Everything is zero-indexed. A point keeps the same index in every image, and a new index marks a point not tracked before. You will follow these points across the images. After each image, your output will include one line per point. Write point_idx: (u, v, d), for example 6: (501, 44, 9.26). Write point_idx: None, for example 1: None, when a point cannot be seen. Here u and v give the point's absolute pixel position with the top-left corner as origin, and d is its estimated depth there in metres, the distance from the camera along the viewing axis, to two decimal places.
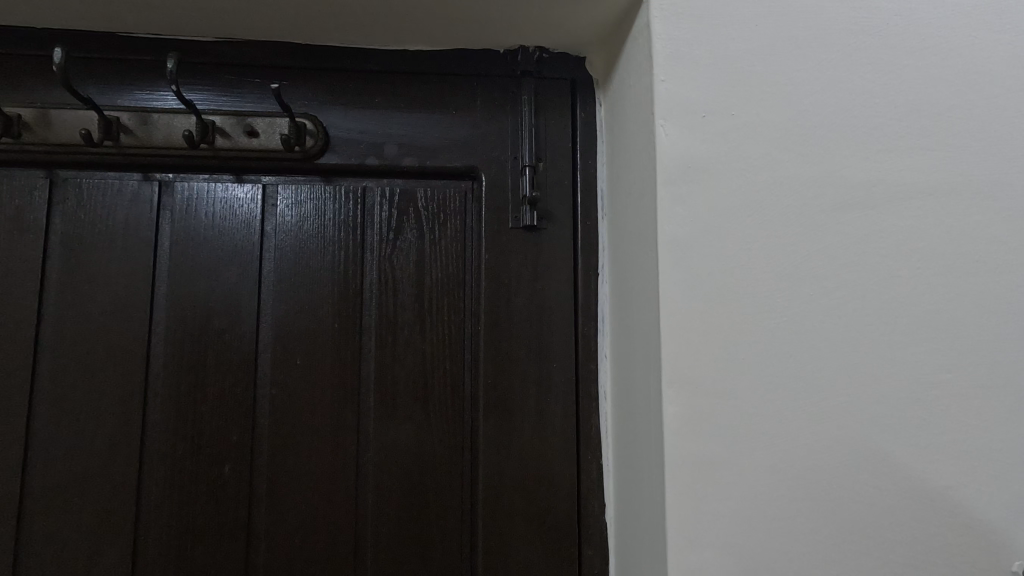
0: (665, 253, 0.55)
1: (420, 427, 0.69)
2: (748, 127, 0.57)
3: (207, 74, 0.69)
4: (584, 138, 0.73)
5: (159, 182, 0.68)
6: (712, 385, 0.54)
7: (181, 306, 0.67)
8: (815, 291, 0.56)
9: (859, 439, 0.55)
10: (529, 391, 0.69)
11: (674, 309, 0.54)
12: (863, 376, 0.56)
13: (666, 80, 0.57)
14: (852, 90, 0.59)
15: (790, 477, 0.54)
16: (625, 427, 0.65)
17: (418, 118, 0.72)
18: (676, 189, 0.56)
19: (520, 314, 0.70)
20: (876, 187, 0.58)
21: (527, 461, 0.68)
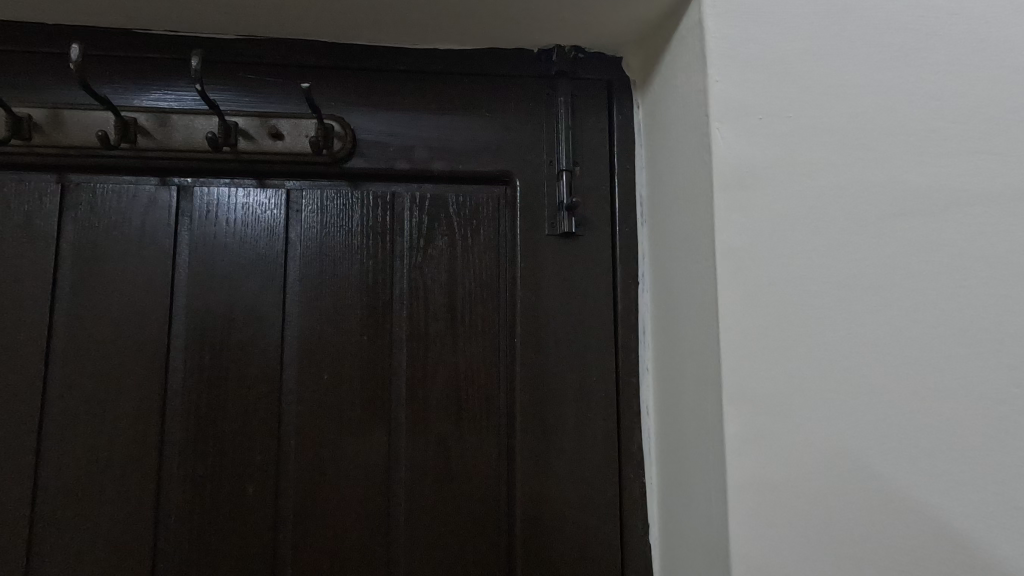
0: (724, 263, 0.52)
1: (454, 445, 0.65)
2: (808, 129, 0.54)
3: (228, 73, 0.66)
4: (622, 141, 0.70)
5: (177, 187, 0.65)
6: (775, 402, 0.51)
7: (201, 319, 0.64)
8: (879, 301, 0.53)
9: (928, 458, 0.52)
10: (568, 404, 0.66)
11: (735, 321, 0.52)
12: (931, 392, 0.53)
13: (721, 80, 0.54)
14: (912, 92, 0.56)
15: (856, 496, 0.51)
16: (672, 443, 0.62)
17: (449, 120, 0.69)
18: (732, 196, 0.53)
19: (558, 325, 0.67)
20: (940, 193, 0.55)
21: (567, 478, 0.65)
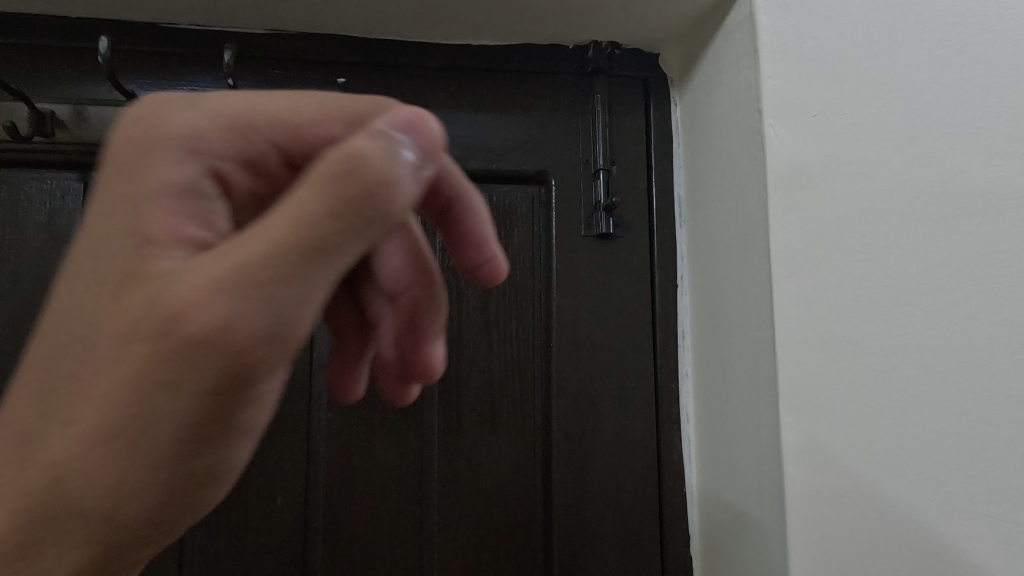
0: (779, 265, 0.50)
1: (488, 453, 0.63)
2: (863, 127, 0.52)
3: (255, 67, 0.63)
4: (659, 140, 0.68)
5: None
6: (833, 409, 0.49)
7: None
8: (940, 305, 0.51)
9: (991, 470, 0.50)
10: (607, 411, 0.64)
11: (792, 324, 0.50)
12: (994, 401, 0.51)
13: (773, 76, 0.52)
14: (969, 89, 0.54)
15: (918, 508, 0.49)
16: (717, 452, 0.60)
17: (482, 118, 0.67)
18: (787, 196, 0.51)
19: (595, 329, 0.65)
20: (1001, 194, 0.53)
21: (605, 488, 0.63)
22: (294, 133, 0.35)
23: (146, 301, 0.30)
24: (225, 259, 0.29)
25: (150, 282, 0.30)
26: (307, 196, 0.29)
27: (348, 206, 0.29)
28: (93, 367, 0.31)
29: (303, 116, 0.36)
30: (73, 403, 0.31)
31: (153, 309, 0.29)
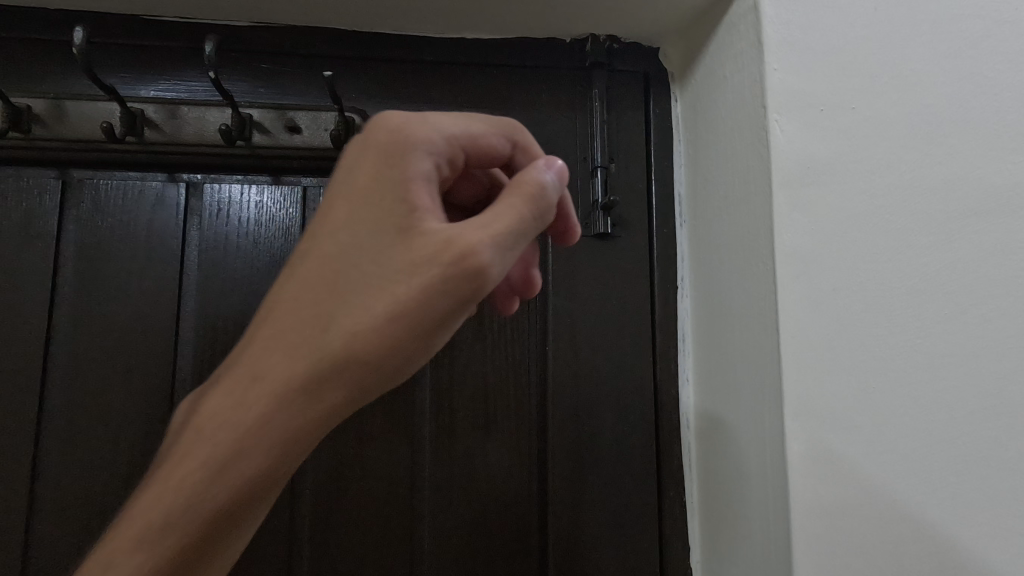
0: (784, 266, 0.48)
1: (481, 460, 0.61)
2: (872, 123, 0.50)
3: (242, 62, 0.61)
4: (659, 137, 0.66)
5: (186, 183, 0.61)
6: (840, 417, 0.47)
7: (212, 325, 0.59)
8: (953, 309, 0.49)
9: (1002, 480, 0.48)
10: (604, 418, 0.62)
11: (798, 328, 0.47)
12: (1007, 409, 0.49)
13: (778, 68, 0.50)
14: (982, 83, 0.51)
15: (930, 521, 0.47)
16: (718, 460, 0.57)
17: (477, 114, 0.64)
18: (793, 193, 0.49)
19: (593, 332, 0.63)
20: (1015, 192, 0.50)
21: (604, 497, 0.61)
22: (474, 140, 0.38)
23: (383, 270, 0.33)
24: (456, 236, 0.33)
25: (393, 252, 0.33)
26: (527, 209, 0.35)
27: (530, 216, 0.35)
28: (345, 319, 0.33)
29: (477, 127, 0.38)
30: (318, 337, 0.33)
31: (395, 277, 0.33)
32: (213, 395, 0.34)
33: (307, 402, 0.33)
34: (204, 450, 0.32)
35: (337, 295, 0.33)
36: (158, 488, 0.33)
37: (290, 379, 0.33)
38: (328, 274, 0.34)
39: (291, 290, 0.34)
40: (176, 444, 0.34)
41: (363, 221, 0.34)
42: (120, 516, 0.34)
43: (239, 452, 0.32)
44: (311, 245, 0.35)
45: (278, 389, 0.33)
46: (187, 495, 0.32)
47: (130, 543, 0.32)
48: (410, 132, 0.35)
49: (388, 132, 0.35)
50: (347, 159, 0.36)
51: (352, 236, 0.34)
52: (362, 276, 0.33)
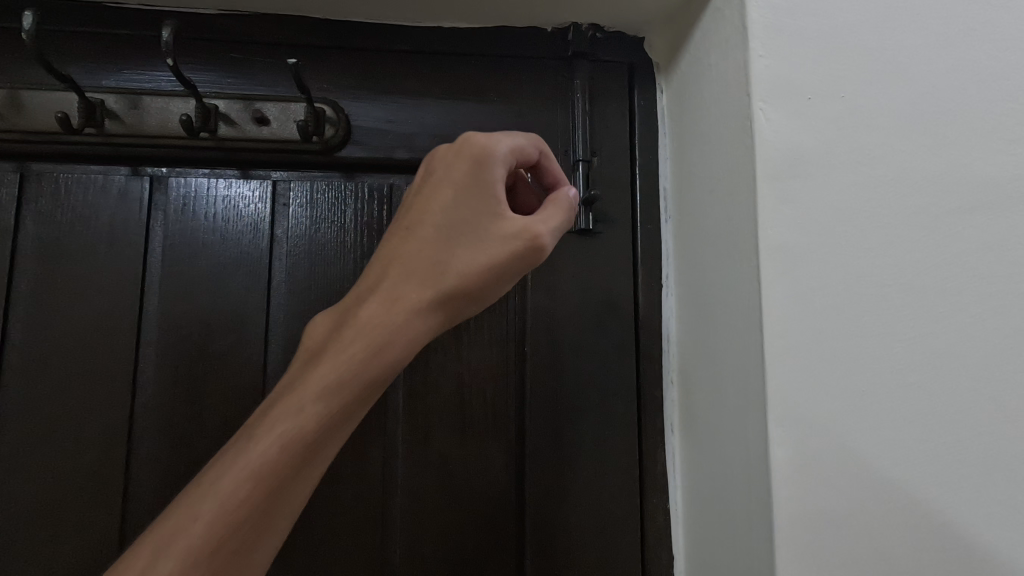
0: (770, 264, 0.45)
1: (457, 465, 0.58)
2: (862, 112, 0.47)
3: (208, 51, 0.58)
4: (644, 130, 0.64)
5: (150, 177, 0.58)
6: (829, 423, 0.44)
7: (176, 325, 0.57)
8: (949, 308, 0.46)
9: (997, 488, 0.46)
10: (585, 421, 0.59)
11: (784, 329, 0.45)
12: (1003, 413, 0.46)
13: (765, 55, 0.47)
14: (979, 71, 0.49)
15: (922, 533, 0.44)
16: (703, 467, 0.55)
17: (455, 106, 0.62)
18: (781, 187, 0.46)
19: (574, 332, 0.60)
20: (1013, 185, 0.48)
21: (585, 505, 0.58)
22: (523, 151, 0.44)
23: (474, 240, 0.41)
24: (531, 221, 0.41)
25: (480, 233, 0.41)
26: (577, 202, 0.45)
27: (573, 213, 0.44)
28: (458, 260, 0.41)
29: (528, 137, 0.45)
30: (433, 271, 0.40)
31: (492, 239, 0.41)
32: (320, 344, 0.39)
33: (421, 322, 0.40)
34: (321, 382, 0.37)
35: (436, 262, 0.40)
36: (275, 418, 0.37)
37: (410, 304, 0.39)
38: (427, 247, 0.41)
39: (391, 261, 0.41)
40: (284, 385, 0.39)
41: (454, 207, 0.41)
42: (229, 446, 0.37)
43: (348, 385, 0.38)
44: (408, 224, 0.42)
45: (406, 306, 0.39)
46: (306, 422, 0.36)
47: (250, 464, 0.35)
48: (492, 139, 0.42)
49: (483, 140, 0.42)
50: (435, 160, 0.43)
51: (444, 218, 0.41)
52: (454, 247, 0.41)
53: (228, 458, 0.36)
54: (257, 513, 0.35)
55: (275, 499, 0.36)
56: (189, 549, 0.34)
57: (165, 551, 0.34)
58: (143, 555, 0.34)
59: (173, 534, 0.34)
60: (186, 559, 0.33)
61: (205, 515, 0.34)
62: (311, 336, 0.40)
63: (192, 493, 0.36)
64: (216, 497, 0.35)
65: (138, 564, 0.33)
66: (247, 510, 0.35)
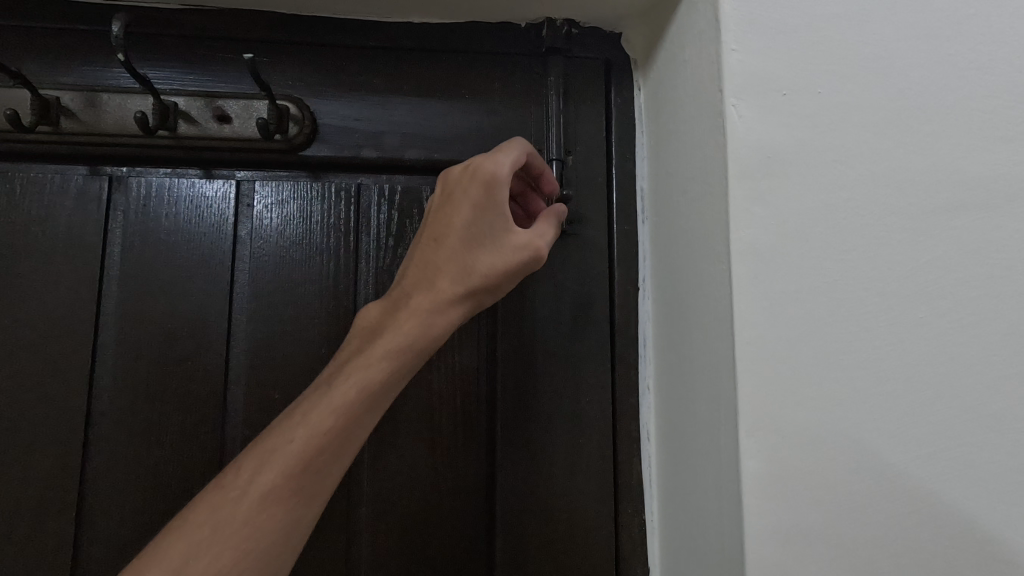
0: (741, 267, 0.43)
1: (424, 475, 0.56)
2: (839, 109, 0.46)
3: (168, 47, 0.57)
4: (621, 129, 0.62)
5: (109, 177, 0.57)
6: (801, 432, 0.43)
7: (135, 329, 0.55)
8: (930, 313, 0.44)
9: (977, 501, 0.44)
10: (557, 429, 0.57)
11: (756, 335, 0.43)
12: (986, 422, 0.44)
13: (738, 49, 0.46)
14: (961, 66, 0.47)
15: (896, 547, 0.43)
16: (677, 477, 0.53)
17: (425, 104, 0.60)
18: (753, 186, 0.44)
19: (546, 337, 0.58)
20: (998, 185, 0.46)
21: (557, 515, 0.57)
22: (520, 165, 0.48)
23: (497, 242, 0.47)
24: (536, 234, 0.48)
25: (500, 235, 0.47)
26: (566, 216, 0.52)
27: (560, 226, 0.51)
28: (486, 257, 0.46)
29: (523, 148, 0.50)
30: (465, 265, 0.46)
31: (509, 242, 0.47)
32: (376, 322, 0.44)
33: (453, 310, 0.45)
34: (386, 348, 0.43)
35: (469, 255, 0.46)
36: (347, 376, 0.42)
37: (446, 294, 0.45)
38: (460, 244, 0.46)
39: (433, 253, 0.47)
40: (347, 353, 0.44)
41: (480, 210, 0.46)
42: (305, 398, 0.42)
43: (407, 352, 0.43)
44: (441, 225, 0.47)
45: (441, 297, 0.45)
46: (372, 380, 0.42)
47: (332, 408, 0.40)
48: (502, 161, 0.47)
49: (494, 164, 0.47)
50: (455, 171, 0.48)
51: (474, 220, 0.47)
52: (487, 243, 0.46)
53: (308, 405, 0.41)
54: (333, 450, 0.40)
55: (348, 441, 0.41)
56: (280, 475, 0.38)
57: (259, 476, 0.38)
58: (240, 480, 0.38)
59: (264, 462, 0.39)
60: (280, 482, 0.38)
61: (294, 446, 0.39)
62: (362, 319, 0.45)
63: (276, 433, 0.40)
64: (304, 432, 0.39)
65: (238, 486, 0.38)
66: (330, 446, 0.40)
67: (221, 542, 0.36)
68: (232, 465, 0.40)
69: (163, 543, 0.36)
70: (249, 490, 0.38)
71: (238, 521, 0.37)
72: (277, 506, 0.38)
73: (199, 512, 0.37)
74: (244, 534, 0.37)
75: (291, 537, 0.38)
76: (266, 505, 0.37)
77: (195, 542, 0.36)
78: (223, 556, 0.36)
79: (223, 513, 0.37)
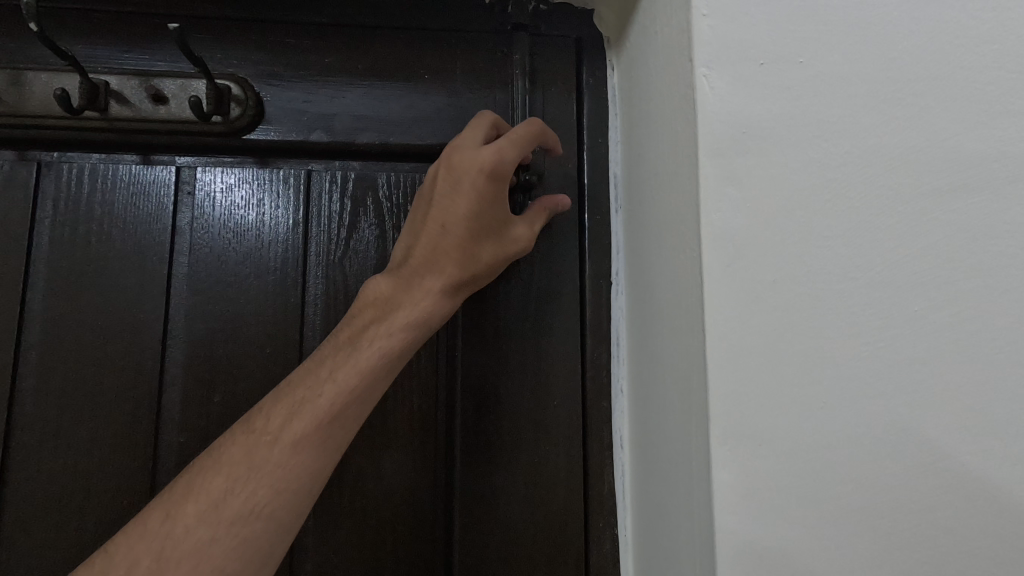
0: (712, 255, 0.39)
1: (377, 484, 0.52)
2: (824, 79, 0.41)
3: (101, 23, 0.53)
4: (592, 112, 0.57)
5: (37, 162, 0.52)
6: (780, 441, 0.38)
7: (62, 327, 0.51)
8: (924, 307, 0.39)
9: (974, 516, 0.39)
10: (521, 435, 0.53)
11: (728, 331, 0.38)
12: (988, 430, 0.39)
13: (710, 13, 0.41)
14: (965, 32, 0.41)
15: (882, 565, 0.38)
16: (649, 488, 0.48)
17: (380, 86, 0.56)
18: (726, 164, 0.39)
19: (511, 334, 0.54)
20: (1004, 164, 0.41)
21: (522, 529, 0.52)
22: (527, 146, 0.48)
23: (499, 229, 0.48)
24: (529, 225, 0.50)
25: (502, 224, 0.48)
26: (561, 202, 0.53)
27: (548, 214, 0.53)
28: (492, 244, 0.48)
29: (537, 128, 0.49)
30: (474, 247, 0.47)
31: (511, 233, 0.49)
32: (391, 289, 0.45)
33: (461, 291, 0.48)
34: (405, 317, 0.44)
35: (478, 236, 0.47)
36: (370, 339, 0.43)
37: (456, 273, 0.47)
38: (469, 224, 0.46)
39: (441, 230, 0.46)
40: (362, 316, 0.44)
41: (489, 194, 0.46)
42: (325, 356, 0.43)
43: (422, 326, 0.45)
44: (452, 202, 0.46)
45: (453, 274, 0.46)
46: (392, 346, 0.43)
47: (357, 368, 0.42)
48: (508, 148, 0.46)
49: (497, 152, 0.46)
50: (462, 149, 0.47)
51: (480, 203, 0.46)
52: (491, 228, 0.48)
53: (332, 362, 0.42)
54: (358, 404, 0.42)
55: (370, 399, 0.42)
56: (311, 425, 0.39)
57: (290, 424, 0.39)
58: (270, 427, 0.39)
59: (294, 413, 0.40)
60: (312, 431, 0.39)
61: (323, 400, 0.40)
62: (372, 286, 0.46)
63: (301, 385, 0.41)
64: (333, 385, 0.41)
65: (269, 433, 0.39)
66: (353, 407, 0.41)
67: (256, 483, 0.38)
68: (257, 412, 0.41)
69: (196, 481, 0.37)
70: (280, 437, 0.39)
71: (272, 464, 0.38)
72: (306, 454, 0.39)
73: (232, 455, 0.38)
74: (277, 477, 0.38)
75: (315, 486, 0.40)
76: (298, 452, 0.39)
77: (231, 480, 0.37)
78: (259, 495, 0.37)
79: (257, 456, 0.38)
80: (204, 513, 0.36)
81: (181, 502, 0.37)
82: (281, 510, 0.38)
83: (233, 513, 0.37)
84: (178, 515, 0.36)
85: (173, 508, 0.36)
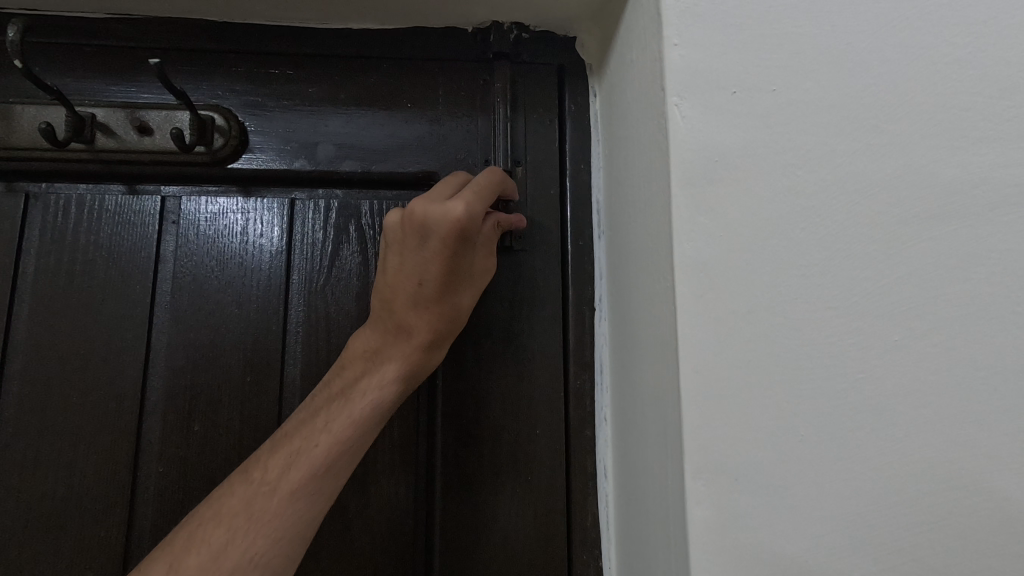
0: (685, 286, 0.38)
1: (355, 515, 0.51)
2: (797, 107, 0.40)
3: (89, 58, 0.54)
4: (574, 138, 0.57)
5: (25, 193, 0.53)
6: (756, 476, 0.37)
7: (44, 357, 0.51)
8: (904, 336, 0.39)
9: (961, 551, 0.38)
10: (502, 463, 0.52)
11: (701, 362, 0.38)
12: (973, 462, 0.38)
13: (681, 43, 0.41)
14: (940, 59, 0.41)
15: None
16: (632, 520, 0.47)
17: (363, 114, 0.56)
18: (698, 193, 0.39)
19: (492, 361, 0.54)
20: (982, 191, 0.40)
21: (503, 560, 0.51)
22: (486, 192, 0.47)
23: (472, 271, 0.48)
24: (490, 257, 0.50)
25: (474, 266, 0.48)
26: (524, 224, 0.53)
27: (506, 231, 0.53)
28: (470, 288, 0.48)
29: (494, 177, 0.49)
30: (457, 295, 0.47)
31: (481, 271, 0.49)
32: (381, 341, 0.47)
33: (447, 338, 0.48)
34: (396, 368, 0.46)
35: (461, 284, 0.47)
36: (362, 391, 0.44)
37: (440, 322, 0.47)
38: (450, 274, 0.46)
39: (420, 283, 0.46)
40: (353, 368, 0.46)
41: (457, 248, 0.45)
42: (318, 408, 0.44)
43: (410, 376, 0.46)
44: (427, 257, 0.45)
45: (439, 325, 0.47)
46: (383, 397, 0.45)
47: (350, 419, 0.43)
48: (474, 200, 0.45)
49: (466, 207, 0.44)
50: (429, 204, 0.45)
51: (458, 255, 0.46)
52: (468, 274, 0.48)
53: (327, 413, 0.43)
54: (350, 456, 0.42)
55: (362, 449, 0.43)
56: (308, 476, 0.40)
57: (288, 474, 0.40)
58: (268, 477, 0.40)
59: (291, 462, 0.40)
60: (308, 480, 0.40)
61: (318, 450, 0.41)
62: (362, 340, 0.47)
63: (297, 436, 0.42)
64: (328, 436, 0.42)
65: (267, 483, 0.40)
66: (344, 457, 0.42)
67: (255, 532, 0.38)
68: (254, 462, 0.41)
69: (197, 531, 0.38)
70: (279, 486, 0.39)
71: (270, 514, 0.38)
72: (302, 504, 0.39)
73: (232, 505, 0.39)
74: (276, 527, 0.38)
75: (309, 534, 0.40)
76: (294, 501, 0.39)
77: (231, 530, 0.38)
78: (259, 545, 0.37)
79: (256, 506, 0.38)
80: (205, 563, 0.36)
81: (183, 554, 0.37)
82: (278, 559, 0.38)
83: (234, 563, 0.36)
84: (179, 568, 0.36)
85: (175, 559, 0.36)
